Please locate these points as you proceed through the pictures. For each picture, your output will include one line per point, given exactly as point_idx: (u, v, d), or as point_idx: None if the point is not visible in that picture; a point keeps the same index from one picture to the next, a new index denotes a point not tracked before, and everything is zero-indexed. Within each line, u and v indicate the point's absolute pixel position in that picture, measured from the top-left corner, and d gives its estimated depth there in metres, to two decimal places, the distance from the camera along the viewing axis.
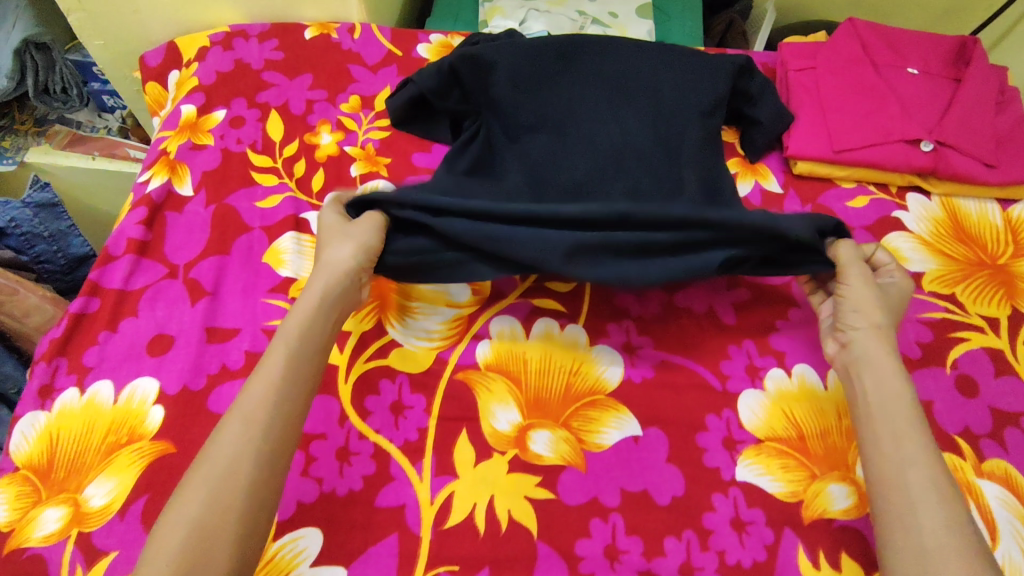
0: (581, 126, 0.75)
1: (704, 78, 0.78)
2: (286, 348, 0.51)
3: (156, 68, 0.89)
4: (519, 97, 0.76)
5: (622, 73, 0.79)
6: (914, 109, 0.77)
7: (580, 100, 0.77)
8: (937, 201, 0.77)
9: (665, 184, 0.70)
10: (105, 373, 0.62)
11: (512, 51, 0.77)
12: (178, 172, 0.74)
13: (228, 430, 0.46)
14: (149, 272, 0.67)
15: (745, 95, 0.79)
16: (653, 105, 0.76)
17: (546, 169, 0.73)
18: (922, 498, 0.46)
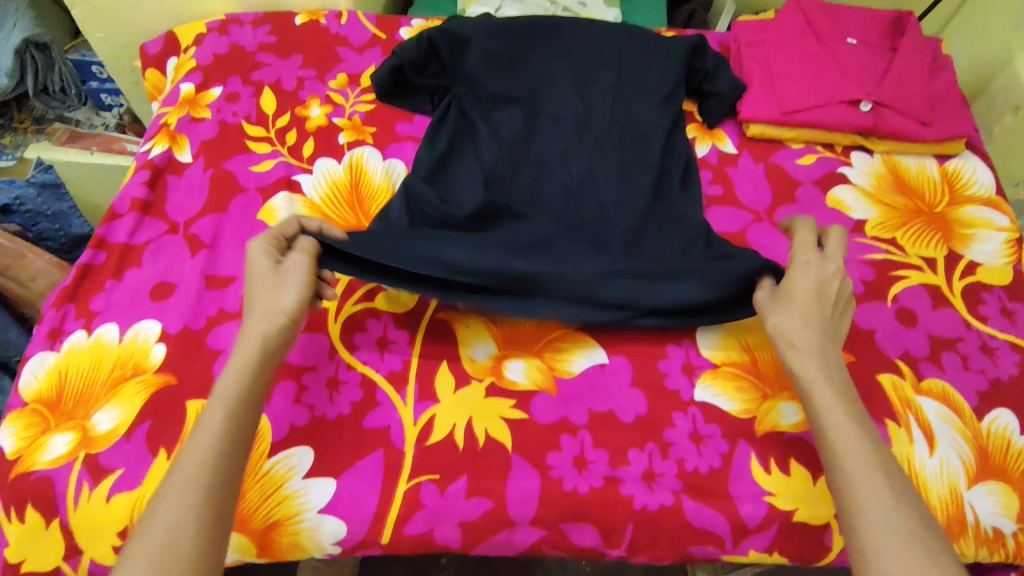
0: (547, 103, 0.82)
1: (660, 60, 0.85)
2: (226, 401, 0.49)
3: (155, 56, 0.96)
4: (492, 73, 0.83)
5: (587, 53, 0.86)
6: (854, 74, 0.84)
7: (549, 76, 0.84)
8: (879, 158, 0.84)
9: (621, 172, 0.77)
10: (111, 317, 0.66)
11: (486, 29, 0.84)
12: (178, 142, 0.80)
13: (169, 494, 0.44)
14: (151, 229, 0.73)
15: (702, 72, 0.86)
16: (614, 84, 0.83)
17: (516, 141, 0.79)
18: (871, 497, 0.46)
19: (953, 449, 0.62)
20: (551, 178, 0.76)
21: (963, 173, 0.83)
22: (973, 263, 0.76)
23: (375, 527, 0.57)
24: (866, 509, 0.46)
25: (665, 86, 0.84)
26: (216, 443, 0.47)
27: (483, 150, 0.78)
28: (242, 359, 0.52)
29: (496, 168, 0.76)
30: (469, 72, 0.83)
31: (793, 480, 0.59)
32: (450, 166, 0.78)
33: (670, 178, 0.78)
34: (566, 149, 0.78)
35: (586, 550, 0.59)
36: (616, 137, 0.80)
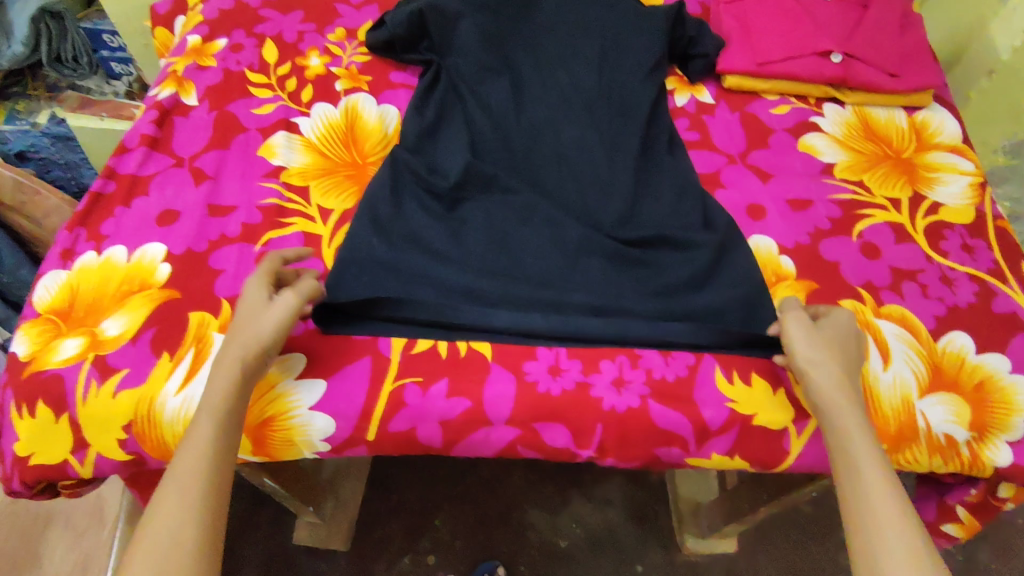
0: (532, 74, 0.86)
1: (640, 30, 0.88)
2: (213, 410, 0.54)
3: (164, 15, 1.02)
4: (483, 46, 0.86)
5: (574, 24, 0.89)
6: (826, 27, 0.87)
7: (534, 48, 0.88)
8: (851, 109, 0.88)
9: (610, 141, 0.81)
10: (120, 240, 0.71)
11: (475, 5, 0.87)
12: (184, 86, 0.84)
13: (167, 497, 0.49)
14: (158, 162, 0.77)
15: (686, 39, 0.89)
16: (599, 56, 0.87)
17: (505, 111, 0.82)
18: (888, 523, 0.49)
19: (906, 365, 0.66)
20: (543, 145, 0.80)
21: (931, 123, 0.88)
22: (936, 203, 0.79)
23: (362, 424, 0.61)
24: (877, 533, 0.49)
25: (651, 56, 0.87)
26: (214, 443, 0.53)
27: (473, 115, 0.81)
28: (226, 378, 0.55)
29: (483, 137, 0.80)
30: (456, 45, 0.86)
31: (754, 390, 0.63)
32: (441, 131, 0.81)
33: (655, 140, 0.82)
34: (556, 119, 0.82)
35: (559, 452, 0.63)
36: (602, 105, 0.84)
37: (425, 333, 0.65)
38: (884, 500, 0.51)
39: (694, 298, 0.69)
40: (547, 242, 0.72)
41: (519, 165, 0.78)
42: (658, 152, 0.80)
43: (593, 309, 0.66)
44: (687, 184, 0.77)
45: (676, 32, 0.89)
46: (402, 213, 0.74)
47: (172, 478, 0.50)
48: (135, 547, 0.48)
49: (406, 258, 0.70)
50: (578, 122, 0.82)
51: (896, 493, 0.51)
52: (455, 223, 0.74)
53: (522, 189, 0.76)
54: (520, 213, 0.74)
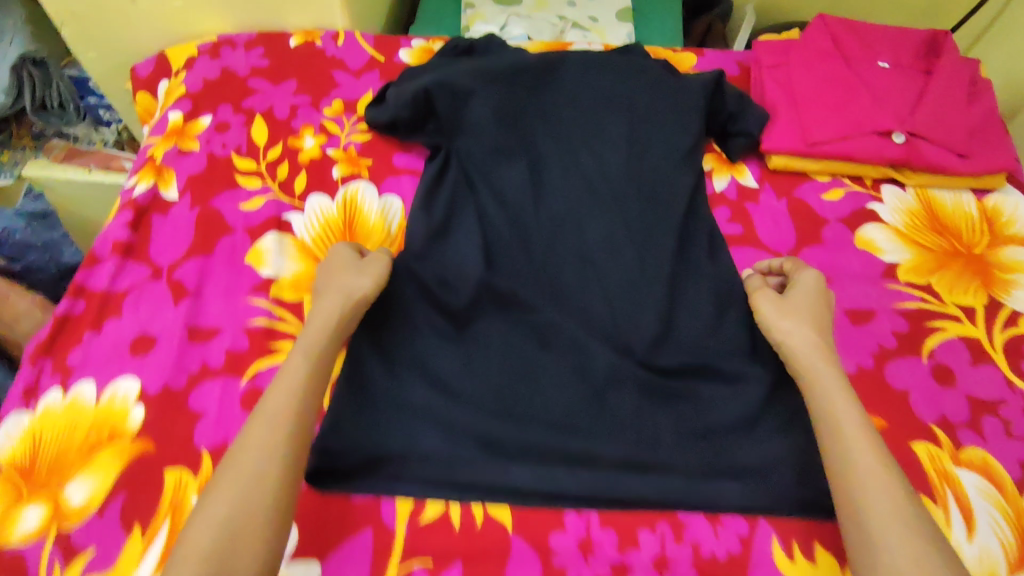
0: (552, 155, 0.76)
1: (673, 105, 0.78)
2: (307, 356, 0.55)
3: (146, 78, 0.93)
4: (497, 126, 0.76)
5: (597, 96, 0.79)
6: (887, 101, 0.76)
7: (553, 125, 0.78)
8: (912, 192, 0.78)
9: (642, 239, 0.70)
10: (88, 373, 0.63)
11: (487, 78, 0.77)
12: (164, 177, 0.75)
13: (255, 436, 0.50)
14: (132, 274, 0.69)
15: (726, 115, 0.79)
16: (627, 133, 0.76)
17: (522, 204, 0.73)
18: (871, 486, 0.48)
19: (994, 533, 0.57)
20: (565, 243, 0.70)
21: (1004, 210, 0.77)
22: (1015, 312, 0.70)
23: None
24: (858, 497, 0.48)
25: (685, 135, 0.76)
26: (298, 390, 0.53)
27: (486, 211, 0.72)
28: (327, 317, 0.58)
29: (498, 237, 0.71)
30: (467, 124, 0.76)
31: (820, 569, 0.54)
32: (451, 231, 0.72)
33: (692, 239, 0.72)
34: (580, 210, 0.72)
35: None
36: (633, 194, 0.73)
37: (435, 493, 0.56)
38: (868, 459, 0.50)
39: (741, 445, 0.60)
40: (573, 373, 0.63)
41: (539, 270, 0.69)
42: (696, 256, 0.71)
43: (628, 463, 0.58)
44: (728, 295, 0.68)
45: (715, 106, 0.79)
46: (408, 335, 0.65)
47: (263, 410, 0.51)
48: (214, 485, 0.47)
49: (414, 395, 0.61)
50: (606, 214, 0.71)
51: (879, 456, 0.50)
52: (467, 348, 0.64)
53: (543, 303, 0.66)
54: (543, 334, 0.64)
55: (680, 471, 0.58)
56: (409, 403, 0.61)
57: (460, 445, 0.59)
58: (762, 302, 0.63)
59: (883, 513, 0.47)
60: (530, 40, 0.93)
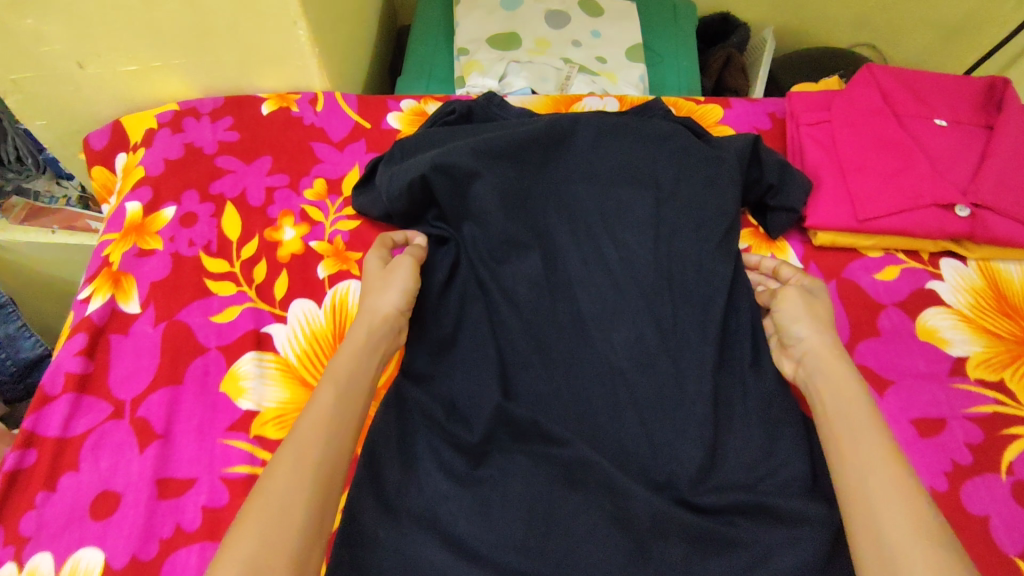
0: (569, 245, 0.67)
1: (703, 177, 0.68)
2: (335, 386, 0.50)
3: (102, 151, 0.82)
4: (506, 212, 0.66)
5: (616, 169, 0.69)
6: (945, 168, 0.68)
7: (568, 207, 0.69)
8: (975, 267, 0.70)
9: (676, 346, 0.62)
10: (44, 544, 0.53)
11: (490, 154, 0.67)
12: (122, 286, 0.66)
13: (282, 464, 0.43)
14: (91, 413, 0.59)
15: (766, 187, 0.69)
16: (653, 214, 0.67)
17: (538, 307, 0.64)
18: (880, 485, 0.44)
19: None
20: (589, 355, 0.62)
21: None
22: None
23: None
24: (868, 497, 0.44)
25: (721, 213, 0.67)
26: (333, 414, 0.47)
27: (498, 317, 0.63)
28: (359, 336, 0.54)
29: (515, 353, 0.62)
30: (474, 209, 0.66)
31: None
32: (457, 347, 0.63)
33: (735, 345, 0.63)
34: (606, 312, 0.63)
35: None
36: (664, 290, 0.64)
37: None
38: (879, 458, 0.45)
39: None
40: (608, 521, 0.54)
41: (562, 391, 0.61)
42: (739, 363, 0.62)
43: None
44: (776, 411, 0.60)
45: (751, 177, 0.69)
46: (415, 483, 0.56)
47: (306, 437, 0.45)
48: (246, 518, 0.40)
49: (426, 556, 0.51)
50: (638, 318, 0.62)
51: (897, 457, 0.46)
52: (483, 492, 0.55)
53: (573, 437, 0.57)
54: (572, 473, 0.56)
55: None
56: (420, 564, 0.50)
57: None
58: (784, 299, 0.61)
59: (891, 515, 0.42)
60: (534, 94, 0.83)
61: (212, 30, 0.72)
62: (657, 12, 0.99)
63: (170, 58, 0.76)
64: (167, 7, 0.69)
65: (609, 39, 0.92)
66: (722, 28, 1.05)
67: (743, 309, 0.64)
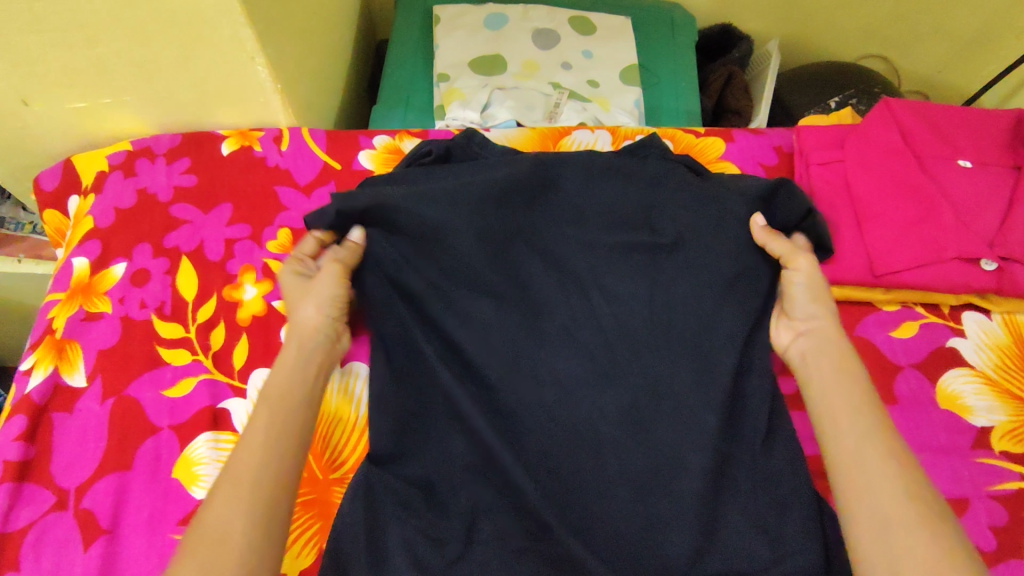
0: (555, 298, 0.60)
1: (710, 219, 0.62)
2: (270, 398, 0.46)
3: (52, 192, 0.76)
4: (485, 262, 0.59)
5: (607, 215, 0.63)
6: (970, 215, 0.62)
7: (556, 254, 0.61)
8: (999, 321, 0.64)
9: (678, 418, 0.55)
10: None
11: (465, 199, 0.60)
12: (67, 356, 0.60)
13: (218, 494, 0.40)
14: (31, 504, 0.54)
15: (805, 211, 0.60)
16: (650, 266, 0.61)
17: (516, 371, 0.56)
18: (878, 478, 0.42)
19: None
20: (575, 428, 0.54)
21: None
22: None
23: None
24: (865, 492, 0.42)
25: (725, 266, 0.61)
26: (279, 424, 0.45)
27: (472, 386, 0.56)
28: (296, 339, 0.52)
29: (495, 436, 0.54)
30: (452, 266, 0.59)
31: None
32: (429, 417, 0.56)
33: (745, 413, 0.57)
34: (597, 377, 0.56)
35: None
36: (659, 351, 0.57)
37: None
38: (867, 446, 0.44)
39: None
40: None
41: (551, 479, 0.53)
42: (746, 435, 0.56)
43: None
44: (785, 488, 0.54)
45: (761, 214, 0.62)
46: None
47: (236, 467, 0.41)
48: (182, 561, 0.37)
49: None
50: (631, 389, 0.56)
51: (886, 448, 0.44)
52: None
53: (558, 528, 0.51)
54: (562, 571, 0.50)
55: None
56: None
57: None
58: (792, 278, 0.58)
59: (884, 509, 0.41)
60: (520, 126, 0.77)
61: (162, 67, 0.65)
62: (653, 28, 0.92)
63: (122, 94, 0.69)
64: (111, 43, 0.62)
65: (602, 60, 0.85)
66: (724, 41, 0.98)
67: (754, 373, 0.58)
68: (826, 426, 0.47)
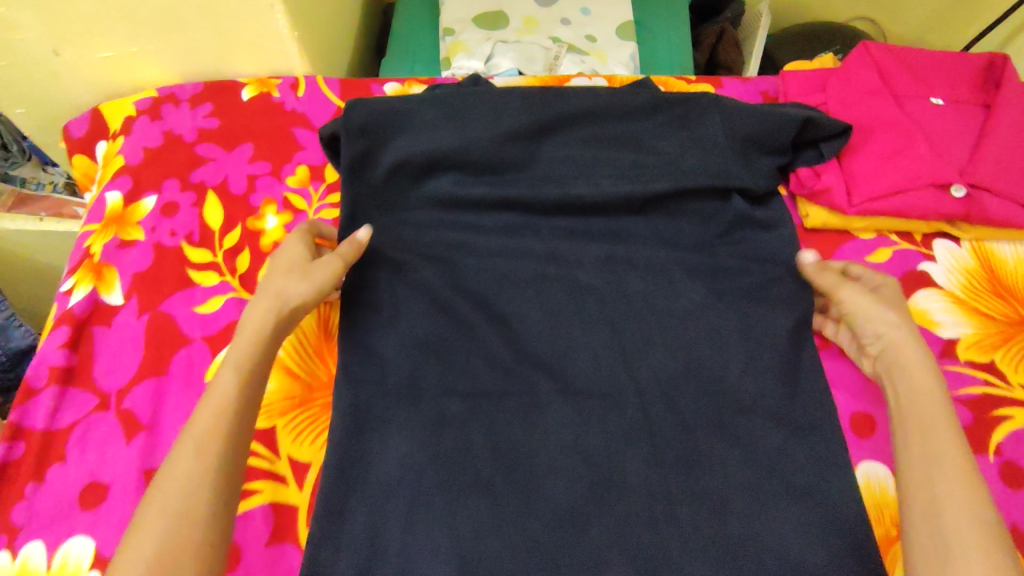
0: (551, 189, 0.68)
1: (691, 138, 0.69)
2: (236, 369, 0.51)
3: (82, 139, 0.81)
4: (485, 157, 0.68)
5: (606, 123, 0.70)
6: (943, 146, 0.66)
7: (552, 161, 0.69)
8: (968, 248, 0.69)
9: (652, 309, 0.64)
10: (35, 534, 0.54)
11: (464, 106, 0.70)
12: (104, 278, 0.65)
13: (184, 451, 0.46)
14: (76, 405, 0.59)
15: (803, 118, 0.66)
16: (635, 166, 0.68)
17: (528, 248, 0.67)
18: (944, 491, 0.45)
19: None
20: (562, 290, 0.65)
21: None
22: None
23: None
24: (933, 504, 0.45)
25: (708, 171, 0.67)
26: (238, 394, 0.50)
27: (469, 268, 0.66)
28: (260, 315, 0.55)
29: (484, 325, 0.63)
30: (450, 169, 0.69)
31: None
32: (425, 304, 0.64)
33: (702, 286, 0.65)
34: (580, 272, 0.65)
35: None
36: (638, 252, 0.67)
37: None
38: (942, 459, 0.47)
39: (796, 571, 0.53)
40: (590, 495, 0.55)
41: (543, 361, 0.61)
42: (723, 329, 0.63)
43: None
44: (756, 372, 0.61)
45: (755, 132, 0.68)
46: (375, 450, 0.57)
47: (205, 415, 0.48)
48: (146, 511, 0.44)
49: (392, 518, 0.53)
50: (610, 278, 0.65)
51: (962, 464, 0.46)
52: (452, 460, 0.56)
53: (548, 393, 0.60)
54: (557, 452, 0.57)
55: None
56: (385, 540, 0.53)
57: None
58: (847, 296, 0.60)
59: (952, 518, 0.44)
60: (521, 75, 0.81)
61: (185, 15, 0.70)
62: None
63: (147, 43, 0.74)
64: None
65: (599, 15, 0.89)
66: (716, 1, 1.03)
67: (728, 275, 0.66)
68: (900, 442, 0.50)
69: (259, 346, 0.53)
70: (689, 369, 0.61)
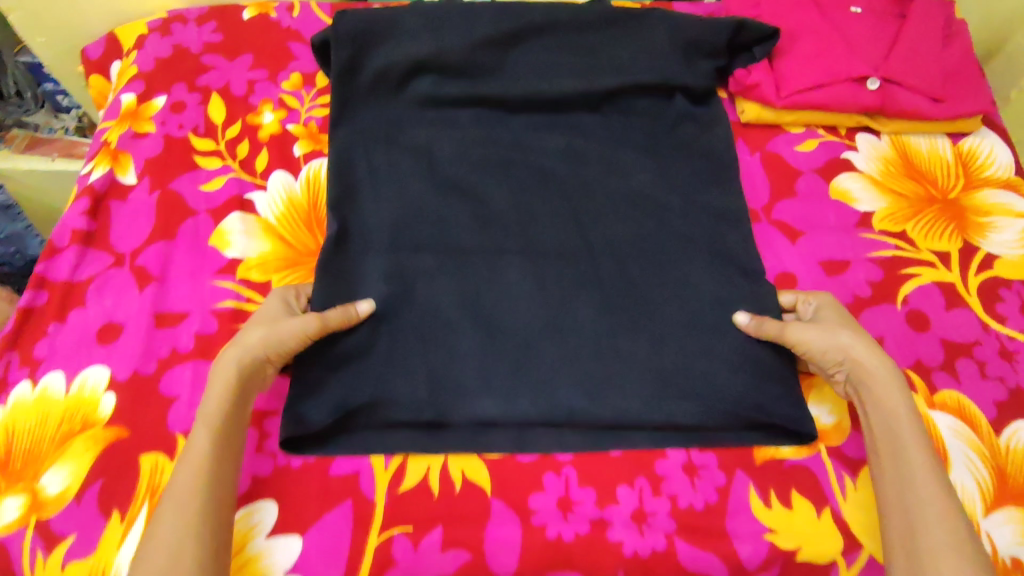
0: (518, 89, 0.76)
1: (641, 43, 0.77)
2: (209, 427, 0.52)
3: (97, 60, 0.89)
4: (461, 61, 0.77)
5: (570, 30, 0.78)
6: (862, 47, 0.75)
7: (521, 64, 0.78)
8: (887, 140, 0.78)
9: (605, 187, 0.72)
10: (56, 365, 0.62)
11: (444, 15, 0.78)
12: (120, 162, 0.73)
13: (171, 497, 0.48)
14: (95, 263, 0.68)
15: (733, 23, 0.76)
16: (592, 67, 0.77)
17: (498, 139, 0.75)
18: (921, 518, 0.50)
19: (968, 471, 0.58)
20: (527, 171, 0.73)
21: (979, 154, 0.78)
22: (988, 254, 0.70)
23: None
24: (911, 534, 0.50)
25: (655, 73, 0.76)
26: (216, 440, 0.51)
27: (446, 153, 0.74)
28: (228, 365, 0.54)
29: (456, 199, 0.71)
30: (430, 71, 0.77)
31: (792, 512, 0.56)
32: (406, 181, 0.71)
33: (650, 169, 0.73)
34: (541, 158, 0.74)
35: None
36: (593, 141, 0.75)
37: (411, 448, 0.58)
38: (921, 488, 0.51)
39: (721, 391, 0.61)
40: (545, 330, 0.63)
41: (508, 228, 0.70)
42: (666, 203, 0.71)
43: (608, 412, 0.59)
44: (694, 237, 0.69)
45: (695, 37, 0.77)
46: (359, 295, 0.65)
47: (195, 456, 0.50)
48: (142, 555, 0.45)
49: (374, 348, 0.61)
50: (569, 163, 0.74)
51: (942, 495, 0.51)
52: (426, 304, 0.64)
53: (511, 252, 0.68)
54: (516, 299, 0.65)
55: (662, 429, 0.60)
56: (367, 366, 0.60)
57: (445, 396, 0.60)
58: (807, 334, 0.60)
59: (932, 545, 0.49)
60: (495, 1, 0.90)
61: None
62: None
63: None
64: None
65: None
66: None
67: (673, 161, 0.74)
68: (878, 470, 0.55)
69: (230, 394, 0.53)
70: (635, 235, 0.69)
